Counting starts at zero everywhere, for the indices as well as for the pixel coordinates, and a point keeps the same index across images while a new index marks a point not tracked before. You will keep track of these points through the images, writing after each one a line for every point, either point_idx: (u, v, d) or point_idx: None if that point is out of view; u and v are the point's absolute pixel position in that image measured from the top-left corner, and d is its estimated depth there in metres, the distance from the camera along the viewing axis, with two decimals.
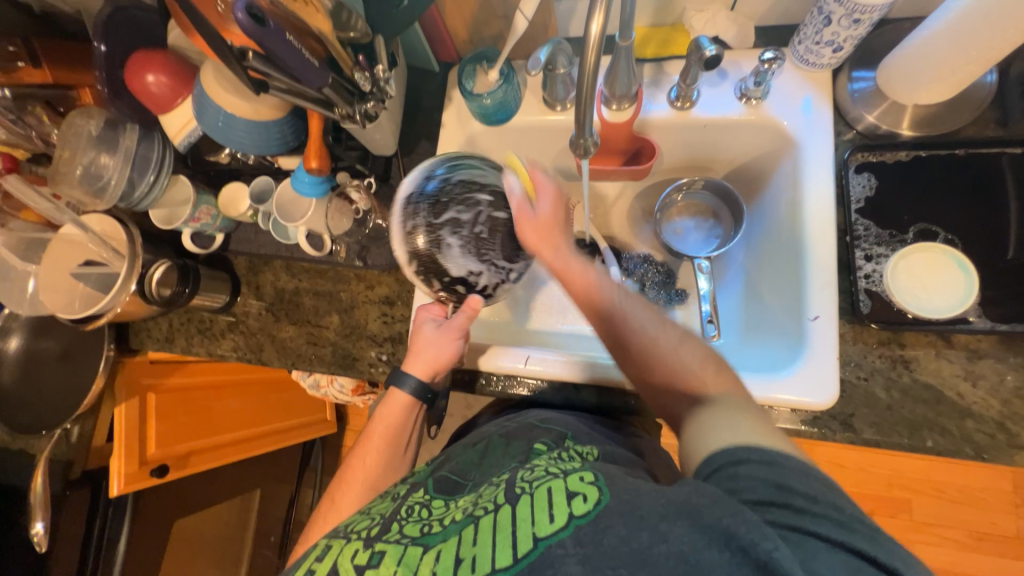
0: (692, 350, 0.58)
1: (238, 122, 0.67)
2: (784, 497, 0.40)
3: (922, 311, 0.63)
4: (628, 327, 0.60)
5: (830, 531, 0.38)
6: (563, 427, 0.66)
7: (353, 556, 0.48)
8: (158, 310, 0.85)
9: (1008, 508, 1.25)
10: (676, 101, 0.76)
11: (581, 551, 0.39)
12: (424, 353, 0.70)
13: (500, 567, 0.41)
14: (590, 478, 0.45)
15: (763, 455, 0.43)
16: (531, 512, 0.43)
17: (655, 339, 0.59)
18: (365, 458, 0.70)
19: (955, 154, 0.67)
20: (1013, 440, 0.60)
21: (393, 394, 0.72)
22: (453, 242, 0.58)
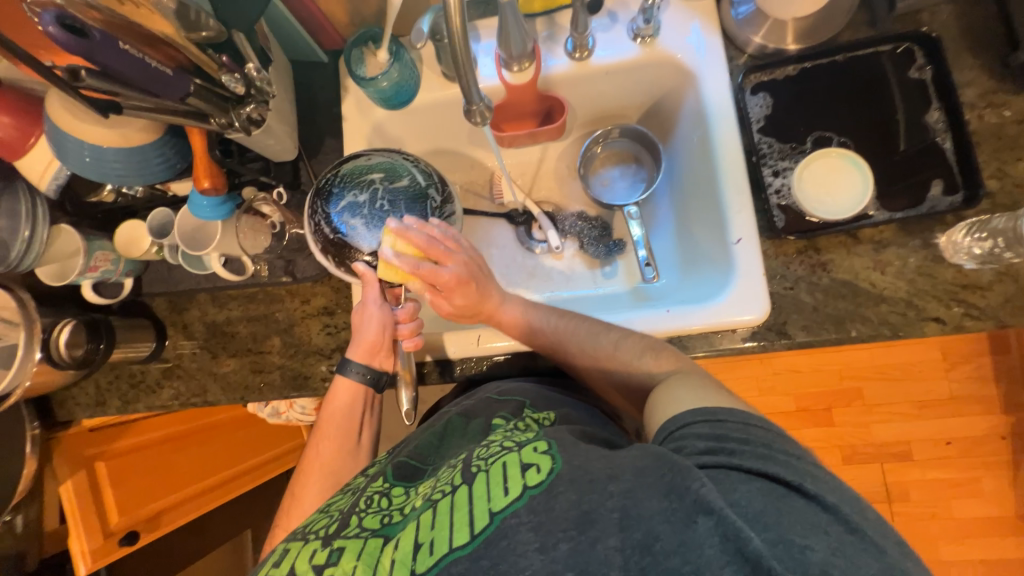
0: (631, 346, 0.65)
1: (109, 153, 0.61)
2: (722, 446, 0.43)
3: (830, 215, 0.67)
4: (567, 350, 0.68)
5: (753, 464, 0.41)
6: (522, 396, 0.66)
7: (312, 557, 0.48)
8: (77, 375, 0.77)
9: (941, 374, 1.40)
10: (573, 52, 0.75)
11: (534, 519, 0.41)
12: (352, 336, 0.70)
13: (457, 545, 0.42)
14: (543, 447, 0.47)
15: (706, 414, 0.47)
16: (486, 489, 0.44)
17: (597, 351, 0.66)
18: (320, 447, 0.70)
19: (836, 61, 0.71)
20: (923, 314, 0.65)
21: (337, 383, 0.70)
22: (356, 223, 0.63)
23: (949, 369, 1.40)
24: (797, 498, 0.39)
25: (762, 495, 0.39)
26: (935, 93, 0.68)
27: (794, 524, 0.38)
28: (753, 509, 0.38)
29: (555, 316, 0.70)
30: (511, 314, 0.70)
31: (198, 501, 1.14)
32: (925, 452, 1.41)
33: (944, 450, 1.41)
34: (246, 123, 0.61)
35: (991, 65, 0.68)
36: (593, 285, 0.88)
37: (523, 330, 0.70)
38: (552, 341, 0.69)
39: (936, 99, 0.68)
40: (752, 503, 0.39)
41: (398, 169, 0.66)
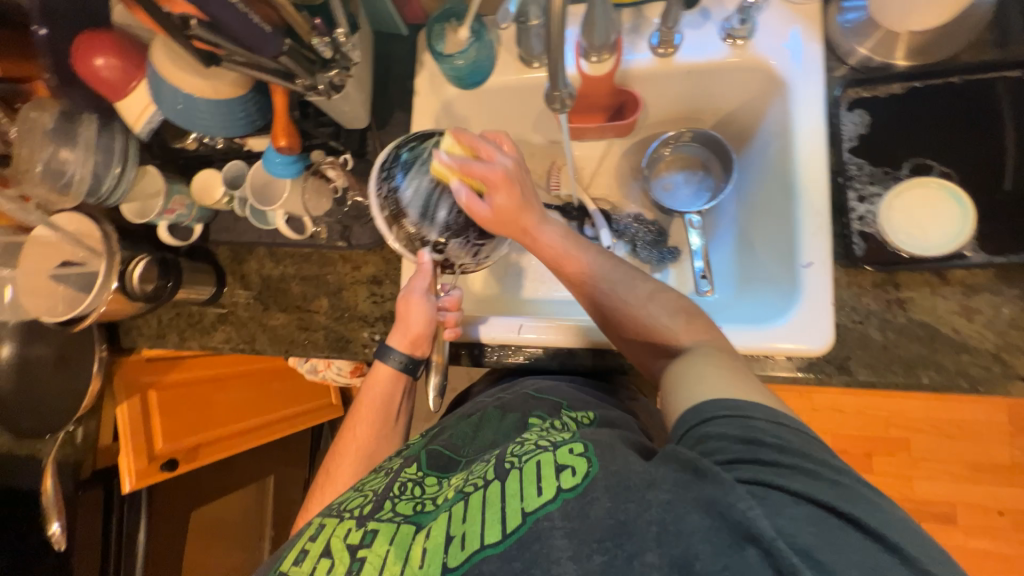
0: (666, 309, 0.61)
1: (198, 103, 0.64)
2: (753, 452, 0.41)
3: (917, 250, 0.61)
4: (601, 292, 0.64)
5: (794, 481, 0.39)
6: (556, 396, 0.67)
7: (347, 536, 0.50)
8: (145, 308, 0.83)
9: (1005, 439, 1.29)
10: (658, 47, 0.72)
11: (567, 525, 0.40)
12: (401, 326, 0.70)
13: (488, 543, 0.42)
14: (579, 450, 0.46)
15: (729, 408, 0.44)
16: (519, 487, 0.44)
17: (627, 305, 0.63)
18: (356, 427, 0.72)
19: (951, 83, 0.65)
20: (1010, 371, 0.59)
21: (377, 367, 0.72)
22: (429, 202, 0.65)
23: (1014, 435, 1.28)
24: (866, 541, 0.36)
25: (811, 523, 0.37)
26: None
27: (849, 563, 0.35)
28: (804, 541, 0.36)
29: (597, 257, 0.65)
30: (546, 241, 0.64)
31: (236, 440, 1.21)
32: (972, 520, 1.30)
33: (995, 521, 1.29)
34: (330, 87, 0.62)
35: None
36: None
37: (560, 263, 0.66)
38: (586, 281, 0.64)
39: None
40: (804, 534, 0.36)
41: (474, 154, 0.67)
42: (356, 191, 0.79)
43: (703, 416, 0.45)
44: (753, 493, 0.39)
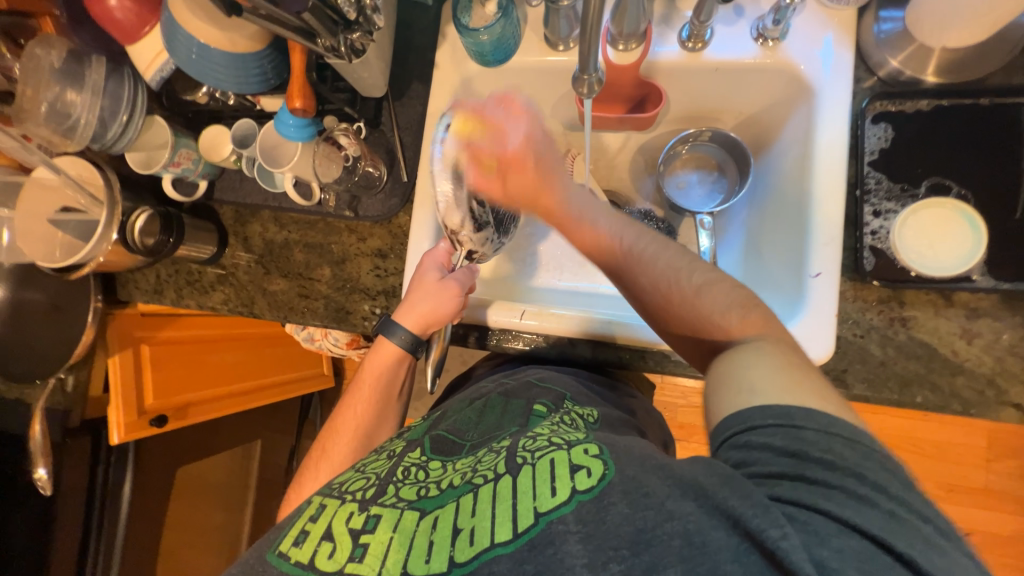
0: (724, 293, 0.53)
1: (214, 54, 0.62)
2: (805, 472, 0.39)
3: (925, 269, 0.62)
4: (638, 275, 0.57)
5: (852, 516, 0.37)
6: (563, 388, 0.68)
7: (348, 519, 0.50)
8: (143, 261, 0.82)
9: (980, 463, 1.32)
10: (687, 41, 0.71)
11: (582, 531, 0.42)
12: (421, 301, 0.69)
13: (499, 541, 0.43)
14: (595, 451, 0.47)
15: (780, 417, 0.41)
16: (532, 487, 0.46)
17: (674, 281, 0.55)
18: (357, 401, 0.73)
19: (979, 104, 0.64)
20: (1002, 397, 0.60)
21: (382, 343, 0.72)
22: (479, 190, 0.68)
23: (990, 460, 1.31)
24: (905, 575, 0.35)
25: (858, 561, 0.35)
26: None
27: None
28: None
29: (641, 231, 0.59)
30: (574, 213, 0.61)
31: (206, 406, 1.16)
32: None
33: (961, 540, 1.33)
34: (350, 49, 0.61)
35: None
36: None
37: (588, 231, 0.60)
38: (624, 256, 0.58)
39: None
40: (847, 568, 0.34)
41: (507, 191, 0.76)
42: (368, 161, 0.80)
43: (746, 423, 0.43)
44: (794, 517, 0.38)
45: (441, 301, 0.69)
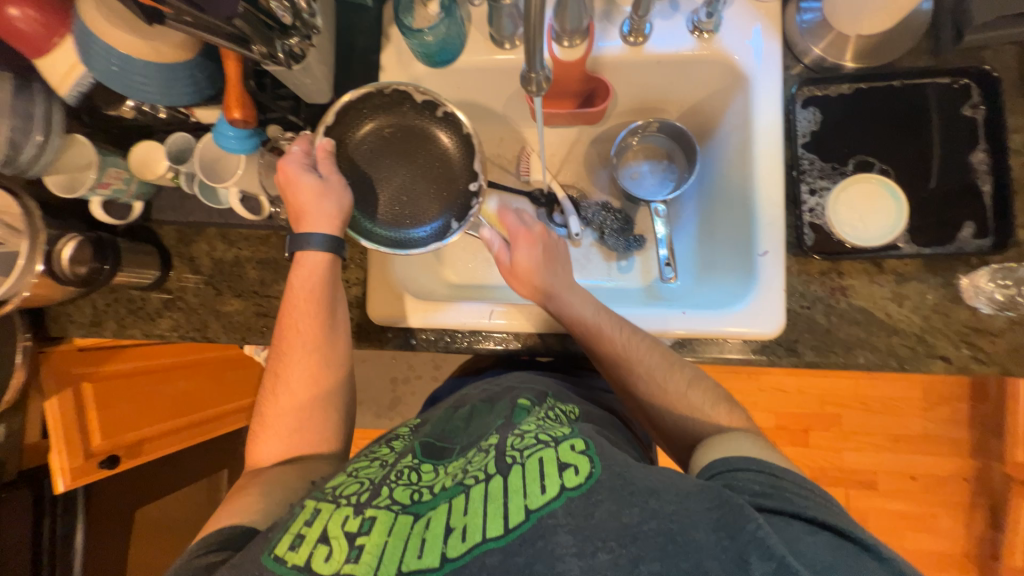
0: (677, 378, 0.64)
1: (137, 65, 0.58)
2: (777, 495, 0.47)
3: (858, 241, 0.66)
4: (637, 374, 0.65)
5: (813, 516, 0.45)
6: (544, 387, 0.69)
7: (343, 523, 0.49)
8: (77, 291, 0.75)
9: (919, 412, 1.44)
10: (628, 36, 0.73)
11: (571, 521, 0.43)
12: (317, 211, 0.66)
13: (491, 536, 0.43)
14: (582, 447, 0.49)
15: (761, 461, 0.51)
16: (523, 484, 0.46)
17: (628, 368, 0.65)
18: (292, 287, 0.67)
19: (892, 86, 0.70)
20: (931, 351, 0.66)
21: (303, 259, 0.67)
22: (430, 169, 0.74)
23: (926, 409, 1.44)
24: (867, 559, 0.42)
25: (828, 547, 0.42)
26: (984, 134, 0.67)
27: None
28: (822, 562, 0.40)
29: (597, 308, 0.69)
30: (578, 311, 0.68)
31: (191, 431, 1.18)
32: (892, 484, 1.46)
33: (909, 484, 1.46)
34: (290, 55, 0.58)
35: None
36: (606, 276, 0.88)
37: (559, 314, 0.69)
38: (624, 359, 0.65)
39: (983, 141, 0.67)
40: (821, 557, 0.41)
41: (402, 162, 0.74)
42: None
43: (731, 466, 0.51)
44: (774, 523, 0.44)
45: (338, 198, 0.67)
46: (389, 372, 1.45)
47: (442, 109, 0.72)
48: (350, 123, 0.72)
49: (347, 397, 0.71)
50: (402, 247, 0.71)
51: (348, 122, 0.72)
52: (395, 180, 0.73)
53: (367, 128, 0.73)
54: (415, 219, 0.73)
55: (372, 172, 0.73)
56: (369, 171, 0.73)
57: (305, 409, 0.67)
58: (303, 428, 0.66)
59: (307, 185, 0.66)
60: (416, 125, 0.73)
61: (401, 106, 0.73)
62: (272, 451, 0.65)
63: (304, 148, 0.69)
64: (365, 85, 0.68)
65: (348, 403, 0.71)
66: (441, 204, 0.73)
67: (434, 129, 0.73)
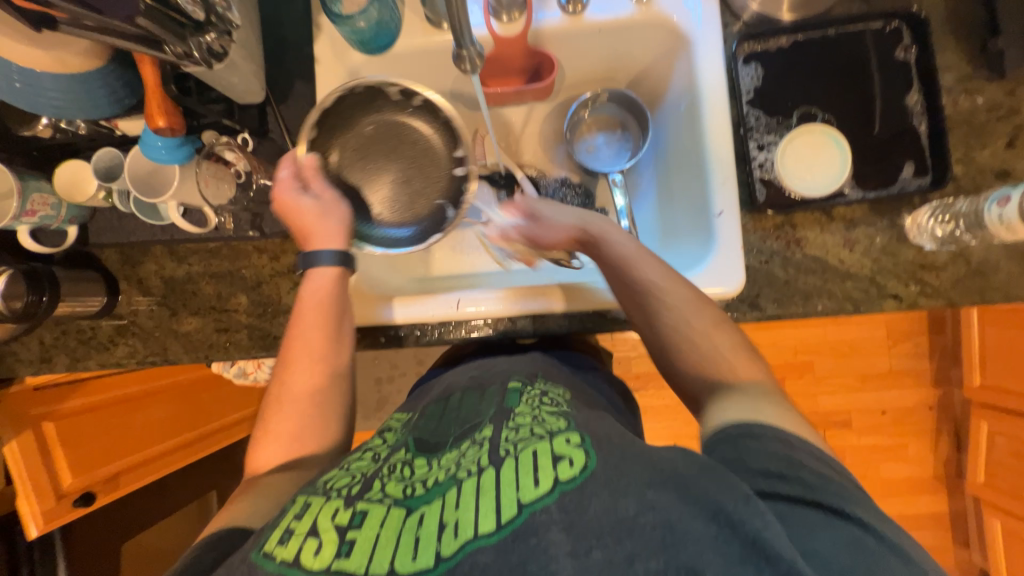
0: (703, 315, 0.62)
1: (42, 79, 0.53)
2: (794, 472, 0.46)
3: (806, 191, 0.68)
4: (662, 307, 0.63)
5: (833, 503, 0.44)
6: (529, 371, 0.69)
7: (334, 515, 0.48)
8: (17, 328, 0.71)
9: (885, 349, 1.52)
10: (567, 5, 0.72)
11: (565, 518, 0.42)
12: (320, 228, 0.65)
13: (483, 532, 0.43)
14: (577, 441, 0.49)
15: (780, 438, 0.49)
16: (515, 477, 0.46)
17: (658, 301, 0.63)
18: (305, 296, 0.65)
19: (828, 36, 0.71)
20: (883, 291, 0.69)
21: (312, 273, 0.66)
22: (419, 160, 0.72)
23: (891, 346, 1.52)
24: (883, 554, 0.41)
25: (831, 539, 0.42)
26: (916, 76, 0.69)
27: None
28: (825, 557, 0.40)
29: (634, 246, 0.66)
30: (615, 248, 0.66)
31: (175, 457, 1.15)
32: (864, 420, 1.54)
33: (880, 419, 1.54)
34: (207, 54, 0.54)
35: (971, 51, 0.69)
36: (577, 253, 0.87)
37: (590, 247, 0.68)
38: (652, 290, 0.63)
39: (917, 83, 0.69)
40: (835, 555, 0.40)
41: (393, 156, 0.72)
42: (262, 173, 0.72)
43: (748, 432, 0.50)
44: (781, 511, 0.44)
45: (338, 212, 0.67)
46: (371, 373, 1.43)
47: (418, 98, 0.69)
48: (330, 133, 0.70)
49: (346, 401, 0.68)
50: (399, 246, 0.70)
51: (330, 126, 0.69)
52: (385, 179, 0.72)
53: (346, 130, 0.70)
54: (407, 214, 0.72)
55: (359, 177, 0.71)
56: (354, 173, 0.71)
57: (308, 414, 0.64)
58: (305, 435, 0.63)
59: (307, 209, 0.65)
60: (394, 119, 0.71)
61: (374, 103, 0.70)
62: (273, 459, 0.62)
63: (291, 171, 0.66)
64: (335, 90, 0.66)
65: (349, 412, 0.68)
66: (433, 198, 0.72)
67: (411, 121, 0.71)
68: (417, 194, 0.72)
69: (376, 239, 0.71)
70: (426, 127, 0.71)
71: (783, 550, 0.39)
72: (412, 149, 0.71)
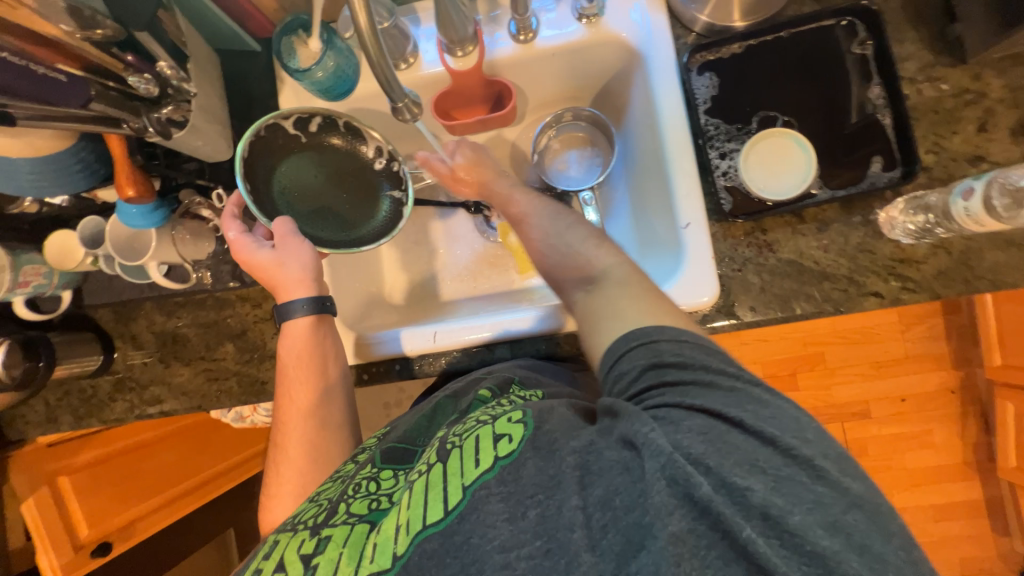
0: (559, 223, 0.66)
1: (16, 163, 0.57)
2: (659, 374, 0.46)
3: (774, 196, 0.66)
4: (528, 225, 0.69)
5: (715, 404, 0.43)
6: (510, 372, 0.65)
7: (300, 547, 0.49)
8: (21, 394, 0.75)
9: (897, 334, 1.47)
10: (518, 34, 0.73)
11: (504, 489, 0.43)
12: (287, 277, 0.66)
13: (430, 522, 0.44)
14: (517, 416, 0.48)
15: (641, 337, 0.49)
16: (459, 463, 0.47)
17: (526, 225, 0.69)
18: (287, 351, 0.67)
19: (781, 37, 0.70)
20: (863, 289, 0.67)
21: (290, 326, 0.68)
22: (354, 170, 0.71)
23: (904, 330, 1.47)
24: (735, 433, 0.41)
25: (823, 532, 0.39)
26: (875, 69, 0.68)
27: (735, 465, 0.39)
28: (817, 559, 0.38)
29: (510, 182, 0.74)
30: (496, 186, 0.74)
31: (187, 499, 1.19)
32: (882, 409, 1.49)
33: (900, 406, 1.49)
34: (164, 126, 0.57)
35: (932, 38, 0.67)
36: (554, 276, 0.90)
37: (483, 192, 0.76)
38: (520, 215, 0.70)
39: (877, 76, 0.68)
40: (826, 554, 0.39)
41: (325, 175, 0.70)
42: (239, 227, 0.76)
43: (616, 355, 0.50)
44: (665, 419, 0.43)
45: (297, 254, 0.66)
46: (378, 399, 1.45)
47: (317, 120, 0.68)
48: (265, 184, 0.66)
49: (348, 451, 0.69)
50: (378, 238, 0.70)
51: (261, 183, 0.66)
52: (327, 199, 0.70)
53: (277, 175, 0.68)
54: (368, 210, 0.71)
55: (308, 208, 0.70)
56: (301, 205, 0.69)
57: (306, 470, 0.66)
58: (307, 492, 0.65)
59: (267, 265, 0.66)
60: (305, 150, 0.69)
61: (278, 144, 0.67)
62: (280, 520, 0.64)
63: (239, 231, 0.68)
64: (243, 139, 0.63)
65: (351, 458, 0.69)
66: (377, 184, 0.72)
67: (326, 142, 0.70)
68: (369, 191, 0.71)
69: (365, 239, 0.70)
70: (340, 143, 0.70)
71: (659, 441, 0.40)
72: (333, 162, 0.70)
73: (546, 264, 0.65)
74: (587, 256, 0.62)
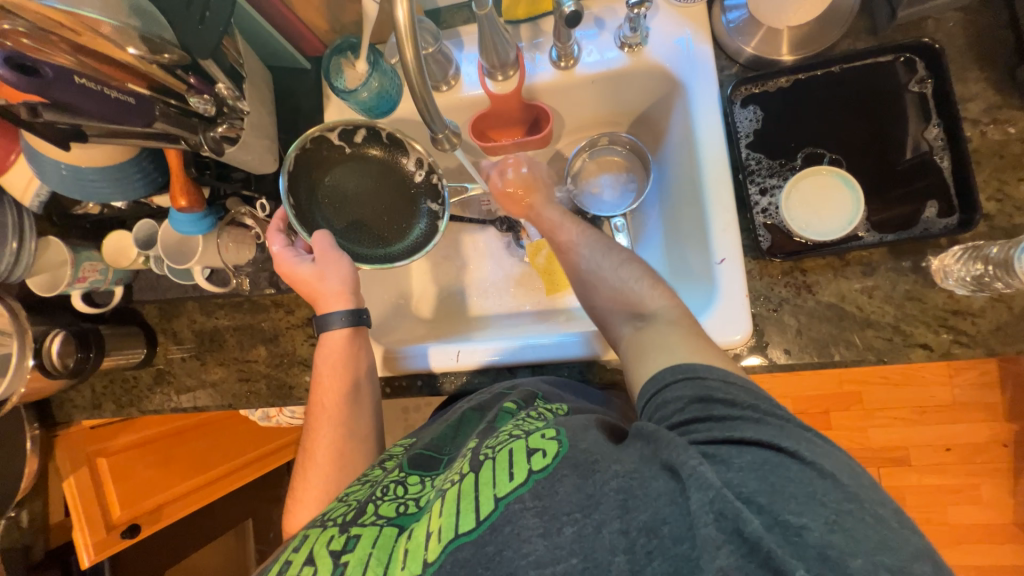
0: (610, 256, 0.68)
1: (84, 171, 0.61)
2: (706, 409, 0.45)
3: (816, 236, 0.64)
4: (576, 256, 0.70)
5: (768, 437, 0.41)
6: (534, 387, 0.65)
7: (331, 542, 0.50)
8: (72, 381, 0.80)
9: (944, 379, 1.38)
10: (558, 61, 0.73)
11: (538, 503, 0.42)
12: (326, 288, 0.69)
13: (463, 530, 0.43)
14: (551, 434, 0.48)
15: (687, 371, 0.49)
16: (492, 473, 0.46)
17: (575, 254, 0.71)
18: (321, 359, 0.70)
19: (832, 72, 0.68)
20: (909, 340, 0.63)
21: (327, 337, 0.70)
22: (393, 183, 0.72)
23: (952, 375, 1.37)
24: (790, 464, 0.40)
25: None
26: (934, 108, 0.64)
27: (789, 500, 0.37)
28: None
29: (560, 210, 0.75)
30: (546, 211, 0.76)
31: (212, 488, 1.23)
32: (923, 457, 1.40)
33: (944, 456, 1.39)
34: (218, 144, 0.60)
35: (998, 78, 0.64)
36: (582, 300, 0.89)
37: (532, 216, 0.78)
38: (569, 244, 0.72)
39: (936, 116, 0.64)
40: None
41: (365, 185, 0.71)
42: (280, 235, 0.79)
43: (661, 384, 0.50)
44: (711, 453, 0.41)
45: (337, 265, 0.69)
46: (398, 404, 1.47)
47: (361, 132, 0.70)
48: (307, 194, 0.69)
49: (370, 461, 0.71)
50: (415, 254, 0.71)
51: (304, 194, 0.69)
52: (365, 210, 0.72)
53: (319, 186, 0.70)
54: (405, 225, 0.72)
55: (345, 221, 0.71)
56: (340, 216, 0.71)
57: (329, 476, 0.67)
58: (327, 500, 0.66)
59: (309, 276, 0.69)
60: (347, 160, 0.71)
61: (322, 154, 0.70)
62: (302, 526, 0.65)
63: (282, 245, 0.72)
64: (288, 151, 0.66)
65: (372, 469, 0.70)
66: (417, 200, 0.72)
67: (366, 154, 0.71)
68: (406, 205, 0.72)
69: (399, 256, 0.72)
70: (381, 152, 0.72)
71: (710, 475, 0.37)
72: (373, 173, 0.71)
73: (594, 296, 0.66)
74: (638, 293, 0.63)
